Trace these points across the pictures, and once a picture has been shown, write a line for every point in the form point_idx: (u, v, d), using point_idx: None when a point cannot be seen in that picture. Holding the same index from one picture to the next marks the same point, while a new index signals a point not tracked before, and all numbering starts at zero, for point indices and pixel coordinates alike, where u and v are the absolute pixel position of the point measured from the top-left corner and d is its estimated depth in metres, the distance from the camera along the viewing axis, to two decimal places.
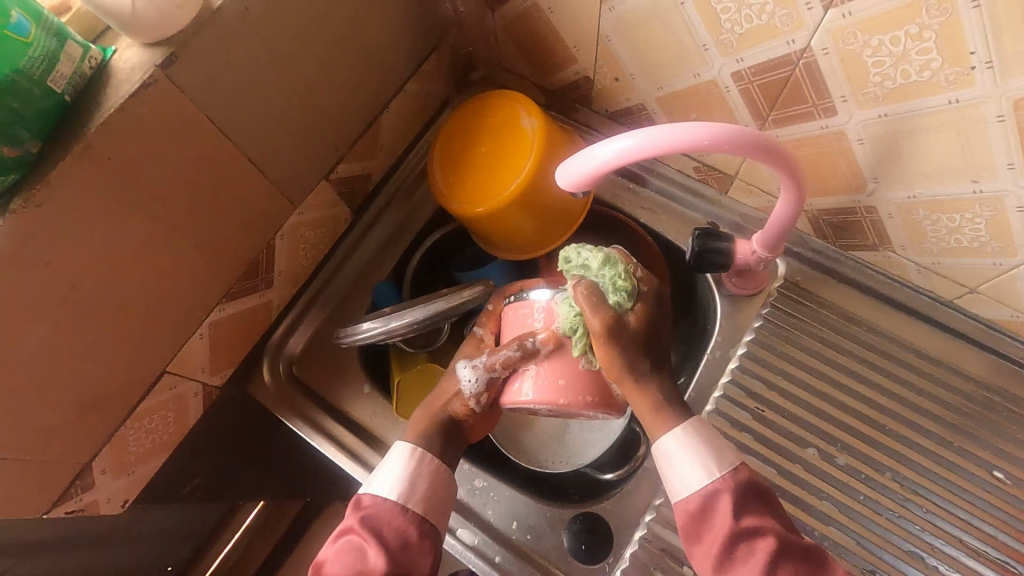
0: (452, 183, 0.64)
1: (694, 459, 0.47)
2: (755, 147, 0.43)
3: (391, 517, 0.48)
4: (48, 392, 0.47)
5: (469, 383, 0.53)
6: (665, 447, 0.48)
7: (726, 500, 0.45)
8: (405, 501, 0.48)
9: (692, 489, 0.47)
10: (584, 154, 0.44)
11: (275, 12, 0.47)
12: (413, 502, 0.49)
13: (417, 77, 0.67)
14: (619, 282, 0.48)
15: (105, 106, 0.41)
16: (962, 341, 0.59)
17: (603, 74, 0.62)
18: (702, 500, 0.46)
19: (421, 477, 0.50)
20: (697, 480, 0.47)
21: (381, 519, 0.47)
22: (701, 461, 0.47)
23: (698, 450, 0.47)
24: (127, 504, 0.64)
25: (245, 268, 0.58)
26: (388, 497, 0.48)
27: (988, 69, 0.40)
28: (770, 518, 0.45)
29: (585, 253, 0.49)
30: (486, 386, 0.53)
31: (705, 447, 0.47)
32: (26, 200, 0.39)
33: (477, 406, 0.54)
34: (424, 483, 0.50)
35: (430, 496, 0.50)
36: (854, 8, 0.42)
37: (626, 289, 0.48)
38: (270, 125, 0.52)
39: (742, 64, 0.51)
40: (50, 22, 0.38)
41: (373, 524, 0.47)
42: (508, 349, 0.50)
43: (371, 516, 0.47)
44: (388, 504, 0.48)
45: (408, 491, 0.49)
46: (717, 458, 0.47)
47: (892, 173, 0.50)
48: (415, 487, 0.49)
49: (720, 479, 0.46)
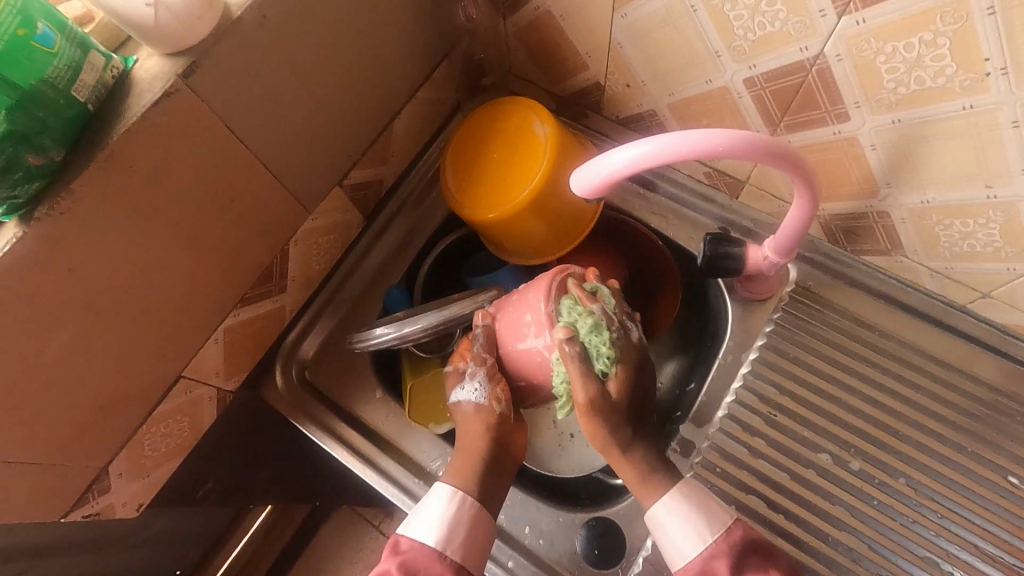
0: (465, 189, 0.64)
1: (687, 526, 0.50)
2: (768, 153, 0.43)
3: (428, 563, 0.49)
4: (68, 396, 0.47)
5: (477, 393, 0.56)
6: (656, 515, 0.51)
7: (722, 564, 0.48)
8: (444, 547, 0.50)
9: (688, 556, 0.49)
10: (596, 161, 0.45)
11: (294, 22, 0.48)
12: (451, 549, 0.50)
13: (428, 84, 0.68)
14: (602, 350, 0.51)
15: (128, 113, 0.41)
16: (976, 345, 0.59)
17: (614, 81, 0.62)
18: (701, 565, 0.49)
19: (462, 522, 0.51)
20: (693, 546, 0.49)
21: (420, 563, 0.49)
22: (694, 528, 0.50)
23: (690, 516, 0.50)
24: (144, 507, 0.64)
25: (260, 274, 0.59)
26: (427, 543, 0.50)
27: (1003, 75, 0.40)
28: (770, 574, 0.47)
29: (578, 315, 0.50)
30: (491, 383, 0.56)
31: (698, 512, 0.50)
32: (51, 208, 0.40)
33: (499, 403, 0.56)
34: (465, 529, 0.51)
35: (470, 540, 0.51)
36: (868, 16, 0.42)
37: (608, 356, 0.52)
38: (285, 132, 0.53)
39: (755, 71, 0.51)
40: (74, 32, 0.38)
41: (411, 568, 0.48)
42: (480, 346, 0.56)
43: (408, 560, 0.49)
44: (427, 552, 0.49)
45: (448, 539, 0.50)
46: (710, 521, 0.50)
47: (906, 178, 0.50)
48: (456, 533, 0.51)
49: (714, 543, 0.49)
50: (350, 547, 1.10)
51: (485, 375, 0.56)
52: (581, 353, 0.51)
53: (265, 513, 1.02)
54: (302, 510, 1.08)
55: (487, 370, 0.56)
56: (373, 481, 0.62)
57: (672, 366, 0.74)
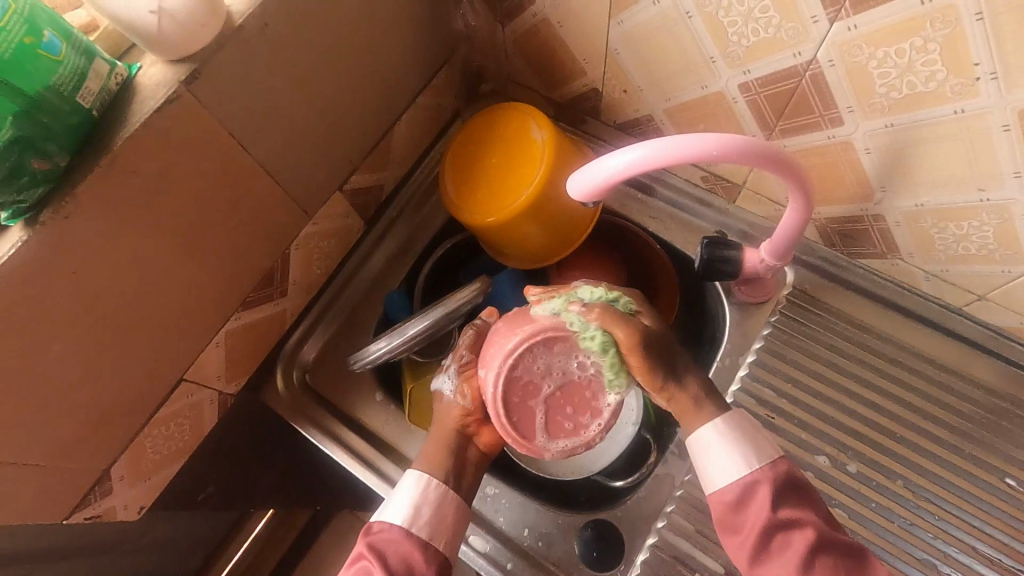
0: (464, 194, 0.65)
1: (734, 451, 0.49)
2: (763, 157, 0.44)
3: (397, 541, 0.48)
4: (71, 398, 0.48)
5: (447, 386, 0.57)
6: (703, 438, 0.50)
7: (764, 490, 0.47)
8: (411, 526, 0.49)
9: (730, 479, 0.48)
10: (593, 167, 0.45)
11: (296, 30, 0.49)
12: (418, 527, 0.49)
13: (428, 91, 0.69)
14: (614, 296, 0.52)
15: (131, 120, 0.42)
16: (972, 348, 0.59)
17: (612, 86, 0.63)
18: (740, 490, 0.48)
19: (427, 501, 0.51)
20: (735, 470, 0.48)
21: (390, 542, 0.48)
22: (739, 454, 0.49)
23: (739, 443, 0.49)
24: (145, 511, 0.64)
25: (262, 277, 0.59)
26: (394, 522, 0.49)
27: (993, 80, 0.41)
28: (807, 510, 0.47)
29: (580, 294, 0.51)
30: (461, 378, 0.56)
31: (743, 440, 0.49)
32: (56, 212, 0.40)
33: (462, 401, 0.55)
34: (431, 508, 0.51)
35: (437, 519, 0.50)
36: (859, 22, 0.43)
37: (616, 299, 0.52)
38: (286, 138, 0.53)
39: (749, 76, 0.52)
40: (79, 40, 0.39)
41: (380, 547, 0.48)
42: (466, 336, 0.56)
43: (378, 541, 0.49)
44: (395, 530, 0.49)
45: (416, 518, 0.50)
46: (758, 450, 0.49)
47: (900, 181, 0.51)
48: (422, 511, 0.50)
49: (759, 469, 0.48)
50: (350, 553, 1.10)
51: (452, 368, 0.56)
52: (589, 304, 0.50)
53: (266, 518, 1.03)
54: (303, 515, 1.08)
55: (461, 365, 0.56)
56: (372, 484, 0.62)
57: None
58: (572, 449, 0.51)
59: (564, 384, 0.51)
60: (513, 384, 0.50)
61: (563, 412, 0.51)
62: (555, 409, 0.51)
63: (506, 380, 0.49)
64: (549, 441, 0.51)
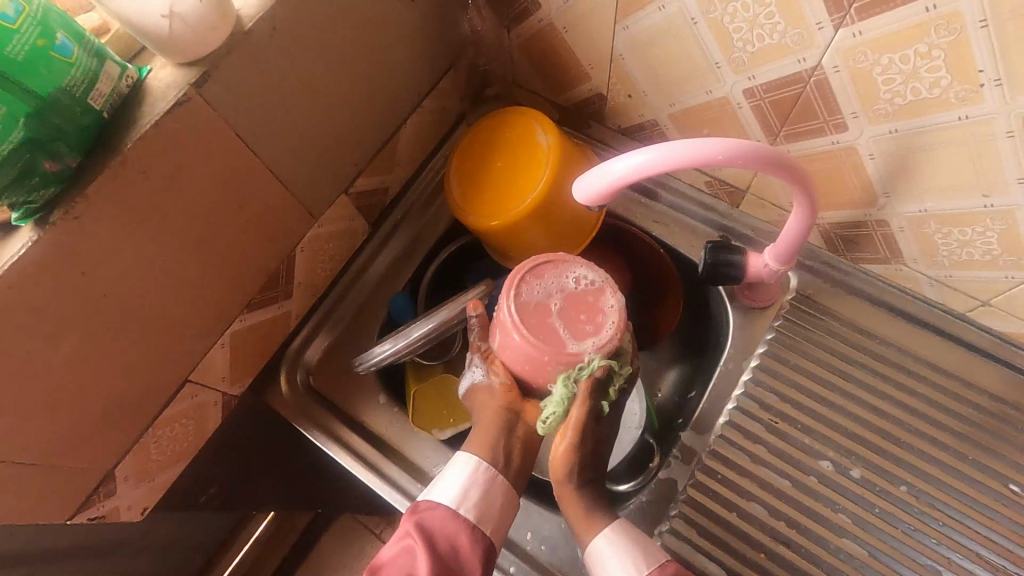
0: (469, 197, 0.65)
1: (622, 560, 0.49)
2: (767, 162, 0.44)
3: (444, 523, 0.48)
4: (77, 398, 0.48)
5: (478, 370, 0.54)
6: (597, 550, 0.50)
7: None
8: (458, 507, 0.49)
9: None
10: (599, 169, 0.45)
11: (305, 34, 0.49)
12: (466, 509, 0.49)
13: (434, 95, 0.69)
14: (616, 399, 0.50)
15: (141, 122, 0.42)
16: (976, 354, 0.59)
17: (616, 91, 0.63)
18: None
19: (476, 484, 0.50)
20: None
21: (436, 523, 0.48)
22: (628, 561, 0.48)
23: (626, 550, 0.49)
24: (148, 511, 0.64)
25: (267, 279, 0.59)
26: (442, 502, 0.49)
27: (997, 86, 0.41)
28: None
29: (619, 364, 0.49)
30: (489, 361, 0.54)
31: (633, 546, 0.49)
32: (66, 212, 0.41)
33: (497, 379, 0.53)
34: (480, 490, 0.50)
35: (485, 502, 0.50)
36: (864, 28, 0.43)
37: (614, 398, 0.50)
38: (293, 140, 0.54)
39: (754, 82, 0.52)
40: (91, 43, 0.40)
41: (428, 527, 0.48)
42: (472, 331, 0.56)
43: (425, 520, 0.48)
44: (442, 511, 0.49)
45: (464, 499, 0.49)
46: (644, 555, 0.49)
47: (903, 187, 0.51)
48: (470, 493, 0.50)
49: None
50: (350, 557, 1.10)
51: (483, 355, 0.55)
52: (597, 393, 0.48)
53: (266, 520, 1.03)
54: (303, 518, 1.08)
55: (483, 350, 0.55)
56: (375, 487, 0.63)
57: (671, 375, 0.74)
58: (606, 347, 0.47)
59: (566, 297, 0.49)
60: (522, 310, 0.48)
61: (580, 319, 0.48)
62: (571, 319, 0.48)
63: (513, 310, 0.48)
64: (580, 344, 0.47)
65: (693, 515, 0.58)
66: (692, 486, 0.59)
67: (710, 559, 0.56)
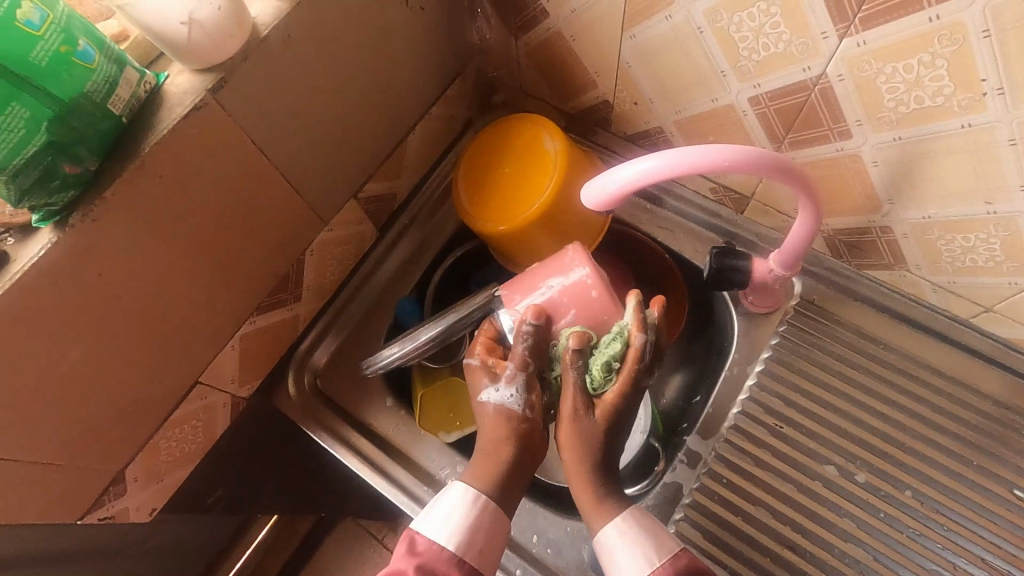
0: (476, 202, 0.66)
1: (634, 551, 0.48)
2: (772, 168, 0.45)
3: (446, 566, 0.46)
4: (90, 398, 0.48)
5: (511, 399, 0.52)
6: (606, 538, 0.49)
7: None
8: (463, 553, 0.47)
9: None
10: (607, 175, 0.46)
11: (318, 42, 0.50)
12: (470, 556, 0.47)
13: (442, 101, 0.70)
14: (598, 379, 0.51)
15: (159, 126, 0.43)
16: (980, 360, 0.59)
17: (622, 98, 0.64)
18: None
19: (483, 528, 0.48)
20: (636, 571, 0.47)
21: (438, 568, 0.46)
22: (641, 552, 0.48)
23: (638, 541, 0.48)
24: (155, 513, 0.65)
25: (277, 282, 0.60)
26: (446, 546, 0.47)
27: (999, 95, 0.42)
28: None
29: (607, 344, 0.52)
30: (528, 391, 0.52)
31: (646, 537, 0.48)
32: (85, 214, 0.41)
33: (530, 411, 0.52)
34: (484, 536, 0.48)
35: (489, 547, 0.48)
36: (868, 38, 0.44)
37: (600, 378, 0.51)
38: (305, 146, 0.54)
39: (760, 90, 0.53)
40: (111, 49, 0.41)
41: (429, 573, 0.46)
42: (521, 343, 0.52)
43: (425, 564, 0.46)
44: (445, 555, 0.47)
45: (467, 543, 0.47)
46: (657, 547, 0.48)
47: (907, 194, 0.52)
48: (476, 538, 0.48)
49: (660, 568, 0.47)
50: (353, 562, 1.10)
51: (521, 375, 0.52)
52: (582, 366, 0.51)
53: (270, 524, 1.03)
54: (306, 522, 1.08)
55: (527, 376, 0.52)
56: (382, 489, 0.63)
57: (678, 379, 0.74)
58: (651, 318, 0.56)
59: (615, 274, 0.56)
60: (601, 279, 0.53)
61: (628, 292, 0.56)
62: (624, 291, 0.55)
63: (593, 274, 0.53)
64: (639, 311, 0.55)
65: (699, 519, 0.58)
66: (697, 491, 0.60)
67: (715, 563, 0.57)
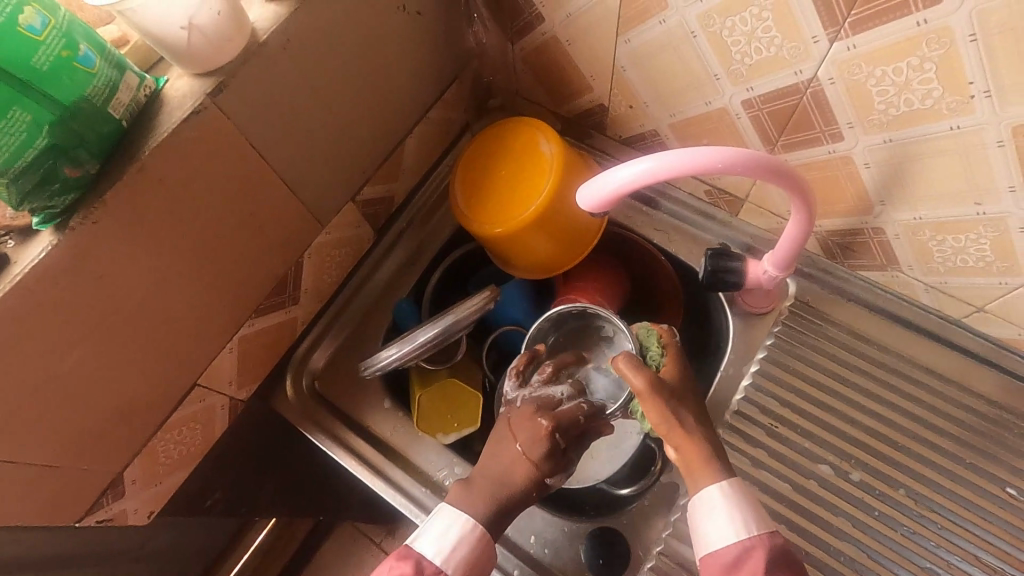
0: (473, 204, 0.67)
1: (734, 517, 0.46)
2: (764, 170, 0.45)
3: None
4: (89, 399, 0.49)
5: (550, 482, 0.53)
6: (707, 496, 0.47)
7: (758, 557, 0.44)
8: None
9: (725, 541, 0.45)
10: (600, 178, 0.47)
11: (316, 46, 0.51)
12: None
13: (439, 105, 0.71)
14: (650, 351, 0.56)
15: (158, 129, 0.44)
16: (972, 360, 0.60)
17: (617, 102, 0.65)
18: (735, 554, 0.45)
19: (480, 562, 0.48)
20: (732, 533, 0.45)
21: None
22: (741, 519, 0.46)
23: (740, 508, 0.46)
24: (154, 515, 0.65)
25: (276, 284, 0.61)
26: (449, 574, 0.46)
27: (987, 98, 0.42)
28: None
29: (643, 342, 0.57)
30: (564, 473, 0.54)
31: (749, 505, 0.47)
32: (85, 217, 0.42)
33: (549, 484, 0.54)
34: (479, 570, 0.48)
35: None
36: (857, 42, 0.45)
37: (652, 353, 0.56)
38: (303, 150, 0.55)
39: (752, 93, 0.54)
40: (111, 54, 0.41)
41: None
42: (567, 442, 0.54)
43: None
44: None
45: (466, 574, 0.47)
46: (758, 516, 0.46)
47: (898, 195, 0.53)
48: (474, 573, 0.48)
49: (758, 536, 0.45)
50: (350, 567, 1.10)
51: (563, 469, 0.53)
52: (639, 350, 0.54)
53: (267, 528, 1.03)
54: (304, 526, 1.08)
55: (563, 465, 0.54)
56: (380, 490, 0.63)
57: None
58: None
59: None
60: None
61: None
62: None
63: None
64: None
65: None
66: None
67: None
